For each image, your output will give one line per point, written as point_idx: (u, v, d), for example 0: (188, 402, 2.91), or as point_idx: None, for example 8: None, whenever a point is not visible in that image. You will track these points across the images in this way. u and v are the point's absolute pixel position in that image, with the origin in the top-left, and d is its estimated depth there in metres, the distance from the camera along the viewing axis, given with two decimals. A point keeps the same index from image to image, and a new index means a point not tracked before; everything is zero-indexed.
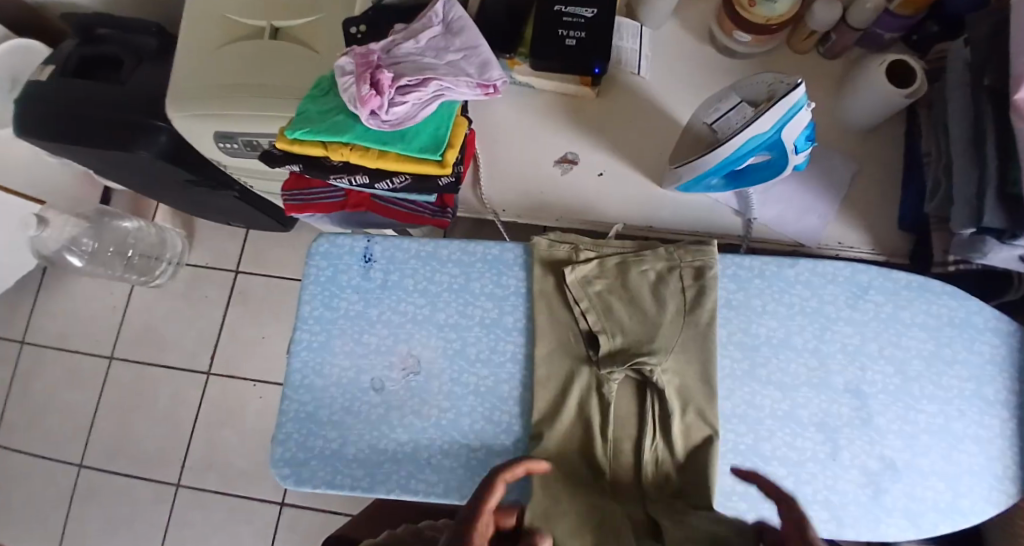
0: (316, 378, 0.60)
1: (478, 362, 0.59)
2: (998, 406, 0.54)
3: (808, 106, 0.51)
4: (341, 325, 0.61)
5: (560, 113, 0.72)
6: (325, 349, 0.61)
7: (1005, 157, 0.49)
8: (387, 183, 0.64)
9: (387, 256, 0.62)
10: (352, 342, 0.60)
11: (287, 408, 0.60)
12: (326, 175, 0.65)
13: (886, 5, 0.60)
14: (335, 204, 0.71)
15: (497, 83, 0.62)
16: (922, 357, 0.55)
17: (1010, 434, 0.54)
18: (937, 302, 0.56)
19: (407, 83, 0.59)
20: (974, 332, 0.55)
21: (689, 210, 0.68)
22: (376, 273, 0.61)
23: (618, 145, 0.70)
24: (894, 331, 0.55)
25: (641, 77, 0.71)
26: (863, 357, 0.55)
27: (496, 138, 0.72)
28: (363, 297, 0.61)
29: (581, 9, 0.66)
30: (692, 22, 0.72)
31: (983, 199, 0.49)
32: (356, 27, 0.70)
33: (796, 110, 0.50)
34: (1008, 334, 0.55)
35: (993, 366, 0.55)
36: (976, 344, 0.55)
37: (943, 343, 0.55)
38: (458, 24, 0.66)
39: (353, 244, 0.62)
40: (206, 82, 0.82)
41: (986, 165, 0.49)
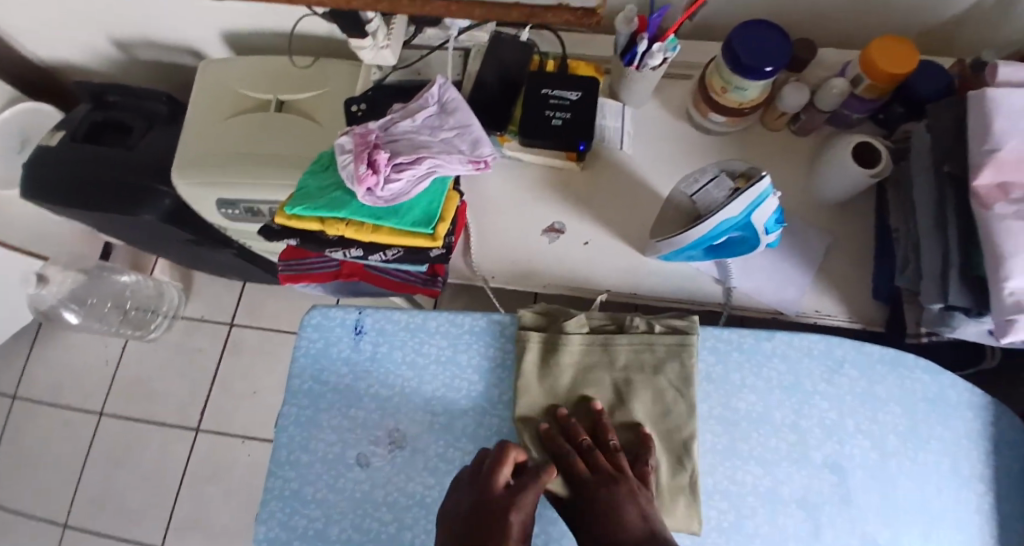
0: (303, 455, 0.60)
1: (464, 436, 0.59)
2: (976, 481, 0.55)
3: (775, 194, 0.56)
4: (330, 398, 0.62)
5: (547, 186, 0.75)
6: (312, 424, 0.61)
7: (967, 240, 0.51)
8: (380, 255, 0.67)
9: (377, 328, 0.63)
10: (340, 416, 0.61)
11: (272, 487, 0.60)
12: (321, 248, 0.68)
13: (852, 89, 0.64)
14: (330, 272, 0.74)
15: (489, 159, 0.66)
16: (898, 433, 0.56)
17: (988, 509, 0.55)
18: (911, 377, 0.57)
19: (401, 162, 0.62)
20: (947, 407, 0.57)
21: (674, 281, 0.70)
22: (366, 346, 0.63)
23: (603, 218, 0.74)
24: (870, 406, 0.57)
25: (624, 151, 0.75)
26: (841, 432, 0.56)
27: (486, 210, 0.75)
28: (352, 369, 0.63)
29: (567, 93, 0.71)
30: (672, 102, 0.77)
31: (948, 279, 0.51)
32: (357, 105, 0.75)
33: (763, 198, 0.55)
34: (980, 407, 0.57)
35: (966, 441, 0.56)
36: (949, 420, 0.56)
37: (917, 419, 0.56)
38: (452, 105, 0.70)
39: (344, 316, 0.64)
40: (211, 152, 0.85)
41: (949, 245, 0.51)
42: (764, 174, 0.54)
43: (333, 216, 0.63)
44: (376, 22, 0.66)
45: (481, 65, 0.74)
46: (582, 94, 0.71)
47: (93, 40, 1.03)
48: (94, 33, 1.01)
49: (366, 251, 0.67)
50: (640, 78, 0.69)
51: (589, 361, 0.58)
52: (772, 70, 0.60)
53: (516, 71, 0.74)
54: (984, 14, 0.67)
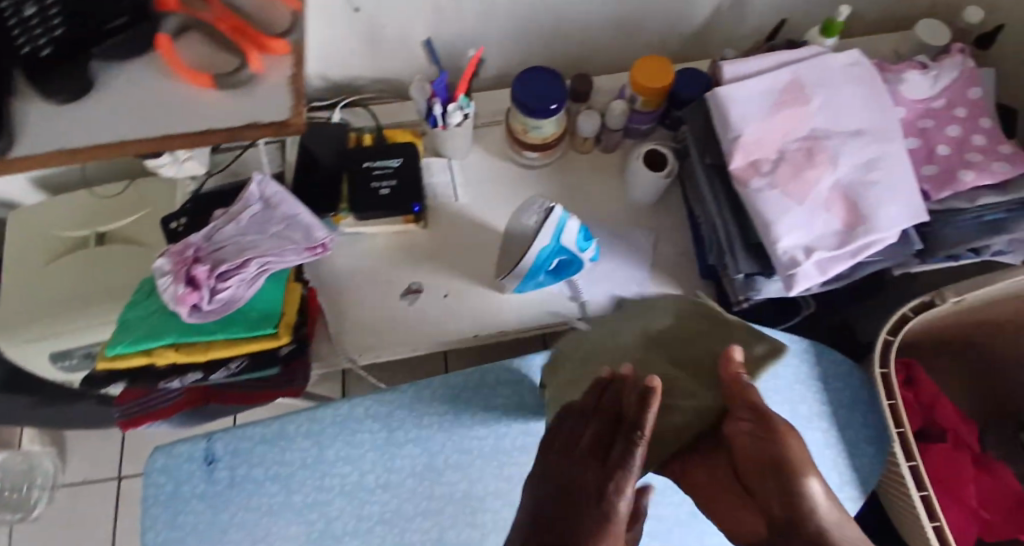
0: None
1: (346, 535, 0.58)
2: (817, 419, 0.63)
3: (572, 218, 0.65)
4: (192, 542, 0.57)
5: (392, 250, 0.76)
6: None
7: (739, 216, 0.58)
8: (223, 371, 0.65)
9: (231, 451, 0.60)
10: None
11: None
12: (156, 382, 0.65)
13: (632, 106, 0.73)
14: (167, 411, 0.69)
15: (324, 242, 0.67)
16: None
17: (834, 441, 0.63)
18: None
19: (226, 269, 0.61)
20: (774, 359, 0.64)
21: (531, 311, 0.73)
22: (222, 474, 0.59)
23: (454, 268, 0.75)
24: None
25: (459, 202, 0.78)
26: None
27: (336, 289, 0.73)
28: (211, 503, 0.58)
29: (388, 161, 0.73)
30: (491, 145, 0.81)
31: (737, 252, 0.58)
32: (176, 221, 0.73)
33: (562, 223, 0.64)
34: (801, 351, 0.65)
35: (798, 386, 0.64)
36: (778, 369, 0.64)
37: None
38: (276, 199, 0.70)
39: (192, 448, 0.60)
40: (30, 304, 0.79)
41: (730, 224, 0.58)
42: (554, 204, 0.65)
43: (160, 343, 0.61)
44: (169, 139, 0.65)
45: (297, 152, 0.75)
46: (404, 160, 0.74)
47: None
48: None
49: (206, 371, 0.65)
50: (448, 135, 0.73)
51: (686, 346, 0.59)
52: (556, 106, 0.68)
53: (332, 150, 0.75)
54: (719, 21, 0.78)
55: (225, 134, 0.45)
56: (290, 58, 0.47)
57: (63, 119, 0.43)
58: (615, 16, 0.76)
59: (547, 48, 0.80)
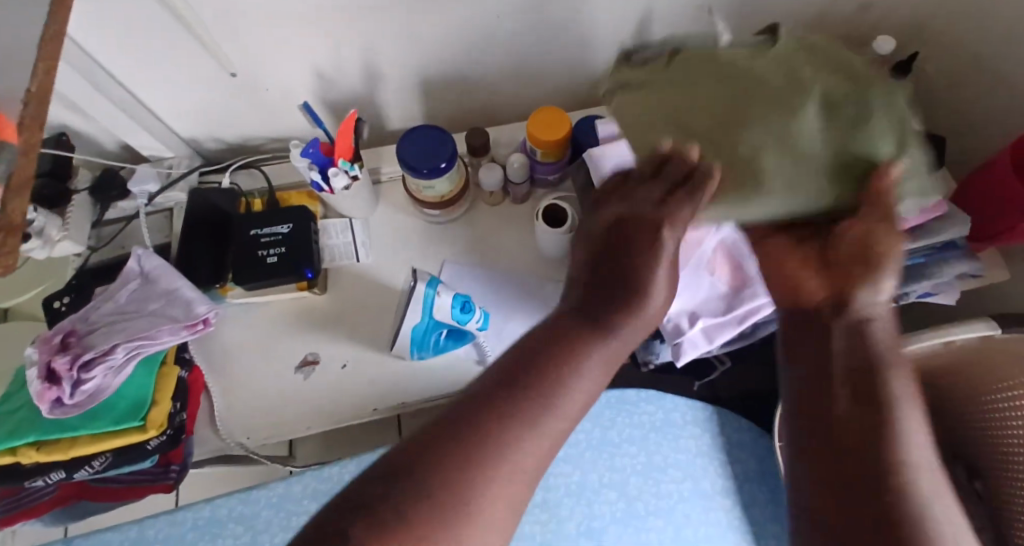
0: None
1: None
2: (719, 495, 0.61)
3: (440, 293, 0.65)
4: None
5: (290, 319, 0.72)
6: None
7: None
8: (87, 469, 0.60)
9: None
10: None
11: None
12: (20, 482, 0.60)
13: (531, 157, 0.69)
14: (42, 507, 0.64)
15: (206, 316, 0.64)
16: (638, 472, 0.61)
17: (737, 518, 0.60)
18: (637, 411, 0.63)
19: (90, 357, 0.58)
20: (676, 430, 0.63)
21: (433, 378, 0.69)
22: None
23: (355, 335, 0.71)
24: (607, 455, 0.61)
25: (361, 263, 0.75)
26: (587, 492, 0.60)
27: (230, 365, 0.70)
28: None
29: (277, 227, 0.70)
30: (397, 200, 0.78)
31: None
32: (60, 299, 0.69)
33: (428, 299, 0.65)
34: (705, 421, 0.64)
35: (701, 458, 0.62)
36: (680, 441, 0.62)
37: (652, 452, 0.62)
38: (154, 273, 0.66)
39: None
40: None
41: None
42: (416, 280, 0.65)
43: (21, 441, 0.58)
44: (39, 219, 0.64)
45: (184, 221, 0.72)
46: (293, 226, 0.70)
47: None
48: None
49: (69, 470, 0.60)
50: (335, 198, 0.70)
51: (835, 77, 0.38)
52: (446, 164, 0.65)
53: (221, 217, 0.72)
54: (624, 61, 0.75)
55: None
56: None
57: None
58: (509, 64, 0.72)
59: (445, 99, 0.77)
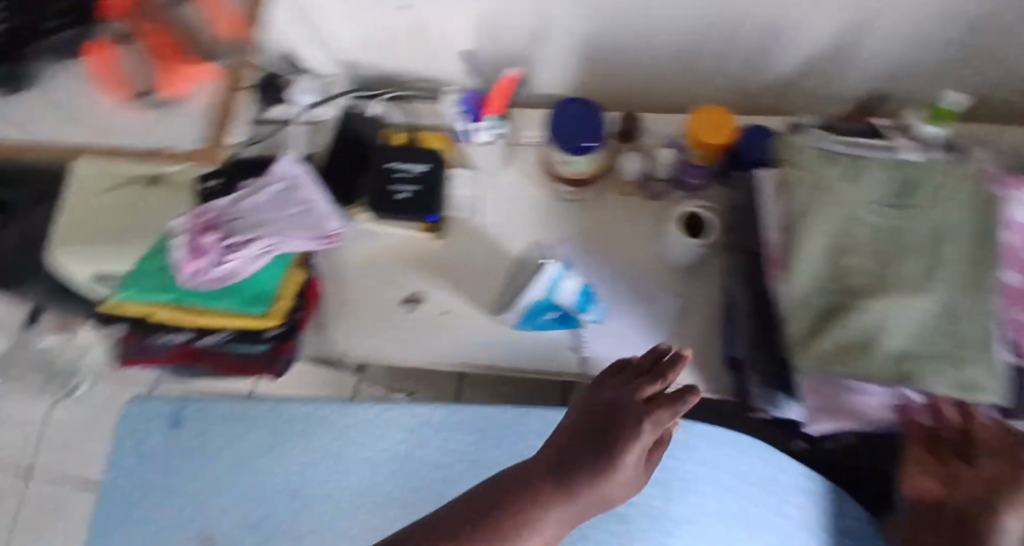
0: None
1: (270, 537, 0.56)
2: None
3: (568, 276, 0.67)
4: (138, 498, 0.58)
5: (405, 255, 0.74)
6: (114, 512, 0.58)
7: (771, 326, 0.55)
8: (213, 337, 0.67)
9: (196, 417, 0.61)
10: (146, 516, 0.58)
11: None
12: (155, 332, 0.68)
13: (685, 156, 0.65)
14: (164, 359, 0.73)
15: (337, 233, 0.68)
16: (726, 520, 0.58)
17: None
18: (742, 458, 0.60)
19: (235, 242, 0.62)
20: (778, 492, 0.59)
21: (527, 351, 0.68)
22: (183, 436, 0.61)
23: (461, 287, 0.72)
24: (697, 491, 0.58)
25: (481, 219, 0.75)
26: (667, 522, 0.57)
27: (342, 283, 0.73)
28: (166, 462, 0.60)
29: (415, 165, 0.71)
30: (532, 167, 0.76)
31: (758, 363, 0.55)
32: (209, 180, 0.73)
33: (555, 278, 0.67)
34: (812, 492, 0.59)
35: (796, 529, 0.58)
36: (780, 505, 0.59)
37: (744, 504, 0.58)
38: (300, 181, 0.69)
39: (166, 404, 0.62)
40: None
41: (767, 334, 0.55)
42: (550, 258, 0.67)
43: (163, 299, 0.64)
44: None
45: (332, 138, 0.75)
46: (430, 167, 0.71)
47: None
48: None
49: (199, 333, 0.67)
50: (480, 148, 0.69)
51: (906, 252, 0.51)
52: (591, 143, 0.61)
53: (365, 144, 0.74)
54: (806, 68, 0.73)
55: None
56: None
57: None
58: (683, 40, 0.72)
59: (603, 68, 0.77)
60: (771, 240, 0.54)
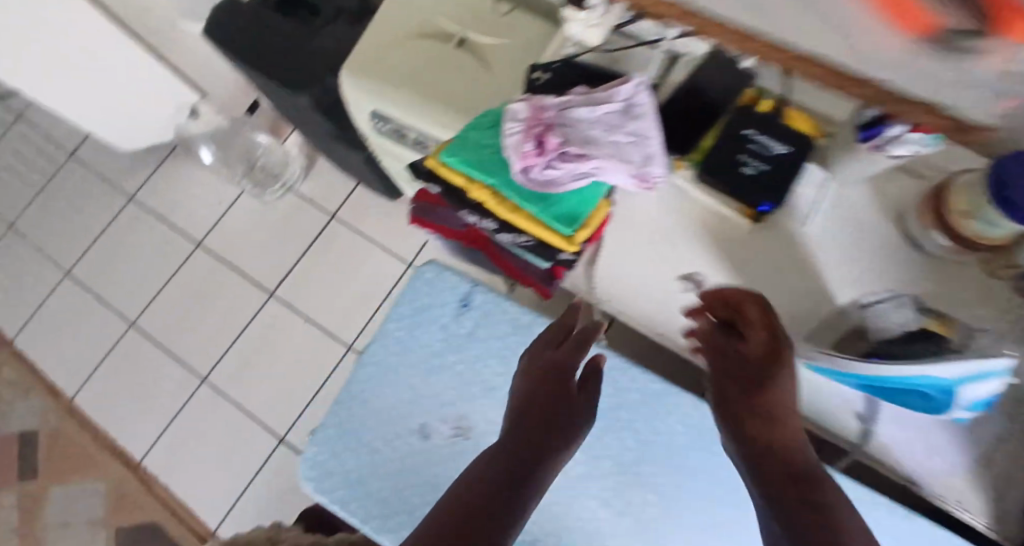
0: (369, 399, 0.71)
1: None
2: None
3: (998, 377, 0.52)
4: (417, 353, 0.71)
5: (708, 231, 0.66)
6: (389, 369, 0.72)
7: None
8: (510, 237, 0.64)
9: (484, 309, 0.70)
10: (420, 371, 0.71)
11: (335, 417, 0.72)
12: (459, 207, 0.65)
13: None
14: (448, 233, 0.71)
15: (655, 180, 0.61)
16: None
17: None
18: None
19: (570, 152, 0.59)
20: None
21: (811, 393, 0.64)
22: (467, 320, 0.70)
23: (757, 291, 0.65)
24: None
25: (806, 228, 0.65)
26: None
27: (630, 231, 0.68)
28: (447, 336, 0.70)
29: (773, 143, 0.62)
30: (885, 198, 0.65)
31: None
32: (541, 73, 0.71)
33: (983, 373, 0.52)
34: None
35: None
36: None
37: None
38: (639, 110, 0.63)
39: (458, 286, 0.71)
40: (383, 61, 0.85)
41: None
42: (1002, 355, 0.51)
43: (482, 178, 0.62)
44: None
45: (685, 76, 0.66)
46: (791, 152, 0.62)
47: None
48: None
49: (498, 227, 0.64)
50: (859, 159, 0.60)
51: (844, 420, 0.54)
52: None
53: (722, 95, 0.65)
54: None
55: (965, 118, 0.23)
56: None
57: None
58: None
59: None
60: None
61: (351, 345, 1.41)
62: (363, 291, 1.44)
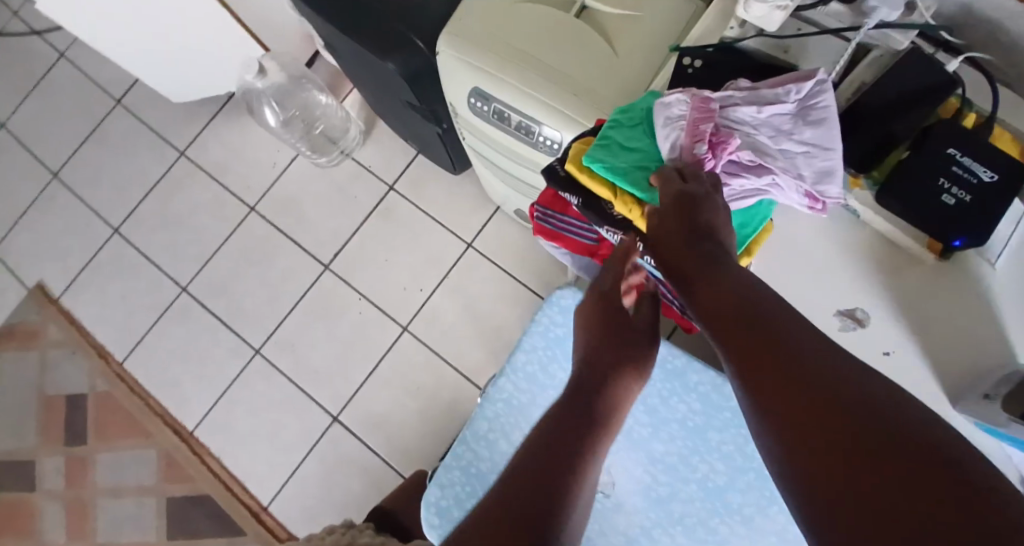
0: (500, 438, 0.74)
1: None
2: None
3: None
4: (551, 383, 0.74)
5: (876, 263, 0.58)
6: (521, 410, 0.74)
7: None
8: (656, 261, 0.56)
9: None
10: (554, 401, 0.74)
11: (461, 454, 0.74)
12: (599, 222, 0.58)
13: None
14: (576, 246, 0.63)
15: (831, 203, 0.50)
16: None
17: None
18: None
19: (736, 164, 0.51)
20: None
21: None
22: None
23: (928, 337, 0.56)
24: None
25: (996, 268, 0.55)
26: None
27: (784, 256, 0.59)
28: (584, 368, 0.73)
29: (981, 167, 0.52)
30: None
31: None
32: (691, 59, 0.60)
33: None
34: None
35: None
36: None
37: None
38: (819, 113, 0.51)
39: None
40: (492, 31, 0.76)
41: None
42: None
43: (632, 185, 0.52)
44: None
45: (876, 79, 0.56)
46: (998, 178, 0.52)
47: None
48: None
49: (644, 248, 0.56)
50: None
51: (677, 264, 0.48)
52: None
53: (917, 103, 0.54)
54: None
55: None
56: None
57: None
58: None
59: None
60: None
61: (407, 326, 1.35)
62: (421, 270, 1.37)
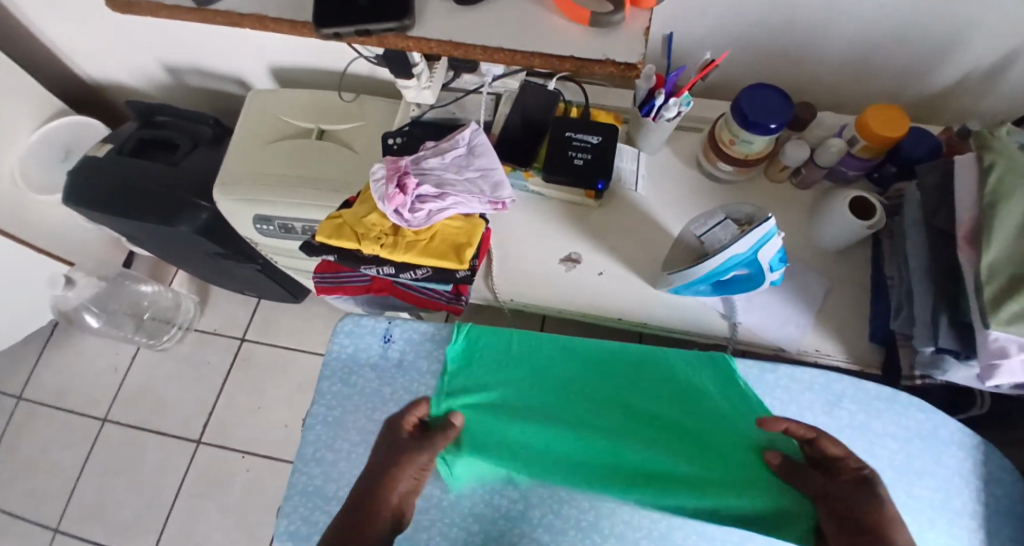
0: (326, 460, 0.72)
1: None
2: (955, 446, 0.70)
3: (778, 235, 0.63)
4: (356, 401, 0.74)
5: (567, 218, 0.79)
6: (337, 424, 0.74)
7: (959, 293, 0.61)
8: (411, 273, 0.73)
9: (404, 337, 0.77)
10: (364, 419, 0.74)
11: (296, 482, 0.72)
12: (357, 264, 0.74)
13: (850, 148, 0.72)
14: (360, 289, 0.80)
15: (507, 201, 0.70)
16: (894, 436, 0.70)
17: (964, 469, 0.69)
18: (906, 414, 0.70)
19: (429, 193, 0.68)
20: (941, 444, 0.70)
21: (680, 311, 0.75)
22: (394, 352, 0.76)
23: (616, 248, 0.77)
24: (869, 438, 0.70)
25: (637, 191, 0.80)
26: None
27: (509, 238, 0.79)
28: (378, 374, 0.75)
29: (588, 136, 0.76)
30: (682, 150, 0.82)
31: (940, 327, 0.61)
32: (394, 139, 0.81)
33: (768, 237, 0.62)
34: (967, 442, 0.70)
35: (950, 436, 0.70)
36: (943, 455, 0.69)
37: (911, 443, 0.70)
38: (481, 147, 0.71)
39: (375, 325, 0.77)
40: (250, 170, 0.93)
41: (944, 299, 0.62)
42: (770, 217, 0.61)
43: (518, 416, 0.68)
44: (421, 65, 0.70)
45: (511, 108, 0.80)
46: (603, 139, 0.76)
47: (144, 60, 1.12)
48: (146, 58, 1.11)
49: (397, 269, 0.73)
50: (652, 129, 0.75)
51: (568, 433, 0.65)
52: (775, 126, 0.68)
53: (540, 115, 0.79)
54: (960, 89, 0.77)
55: (570, 64, 0.44)
56: (649, 15, 0.44)
57: (456, 19, 0.45)
58: (854, 44, 0.73)
59: (758, 40, 0.75)
60: (962, 218, 0.61)
61: None
62: (294, 403, 1.44)
